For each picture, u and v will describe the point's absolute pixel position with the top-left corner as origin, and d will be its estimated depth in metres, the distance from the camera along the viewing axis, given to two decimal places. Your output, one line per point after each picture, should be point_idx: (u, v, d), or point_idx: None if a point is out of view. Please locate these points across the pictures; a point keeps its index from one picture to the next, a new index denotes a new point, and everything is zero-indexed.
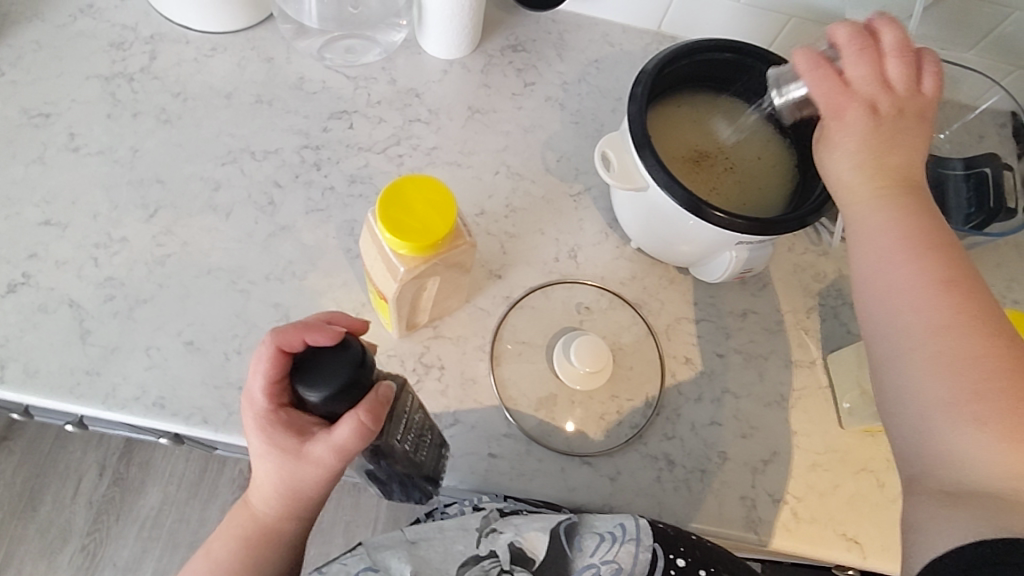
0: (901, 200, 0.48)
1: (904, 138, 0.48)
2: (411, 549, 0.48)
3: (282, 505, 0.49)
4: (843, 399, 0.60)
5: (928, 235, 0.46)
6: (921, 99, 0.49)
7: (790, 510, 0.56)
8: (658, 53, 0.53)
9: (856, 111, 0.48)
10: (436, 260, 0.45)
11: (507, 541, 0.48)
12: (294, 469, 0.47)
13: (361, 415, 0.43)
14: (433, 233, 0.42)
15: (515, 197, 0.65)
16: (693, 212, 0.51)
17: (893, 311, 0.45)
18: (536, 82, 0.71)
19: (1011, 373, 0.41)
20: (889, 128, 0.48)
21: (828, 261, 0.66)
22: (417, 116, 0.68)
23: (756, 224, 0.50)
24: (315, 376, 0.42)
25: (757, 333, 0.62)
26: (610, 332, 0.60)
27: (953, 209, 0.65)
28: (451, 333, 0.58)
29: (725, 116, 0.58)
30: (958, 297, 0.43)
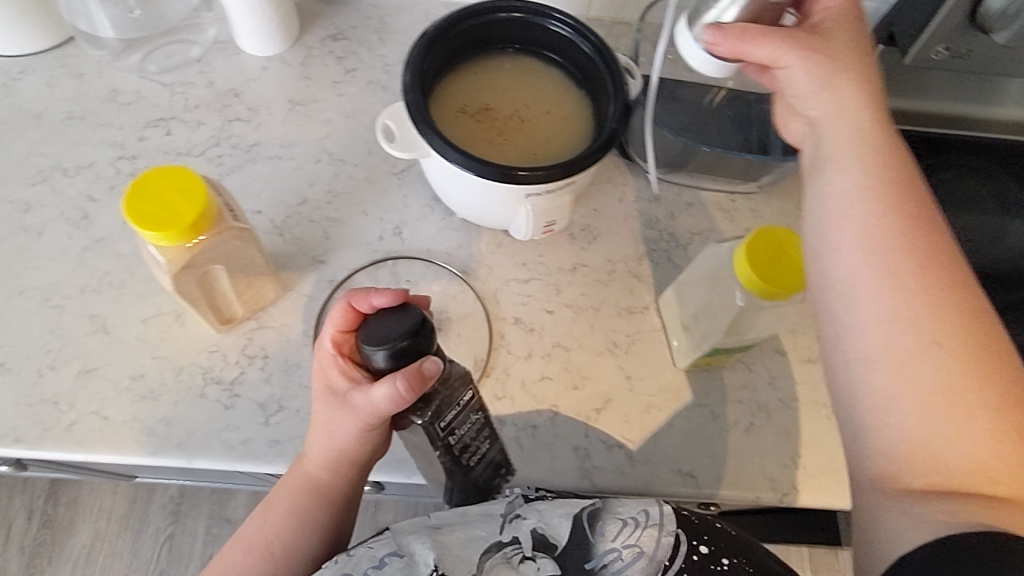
0: (877, 146, 0.43)
1: (861, 85, 0.45)
2: (434, 535, 0.40)
3: (328, 455, 0.47)
4: (672, 336, 0.61)
5: (899, 183, 0.42)
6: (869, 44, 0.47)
7: (626, 454, 0.57)
8: (425, 29, 0.53)
9: (847, 56, 0.45)
10: (199, 247, 0.45)
11: (529, 527, 0.40)
12: (337, 420, 0.45)
13: (398, 378, 0.39)
14: (182, 221, 0.42)
15: (337, 183, 0.66)
16: (489, 176, 0.51)
17: (850, 269, 0.41)
18: (357, 68, 0.72)
19: (975, 342, 0.37)
20: (866, 80, 0.45)
21: (657, 207, 0.68)
22: (236, 115, 0.68)
23: (553, 174, 0.51)
24: (376, 330, 0.39)
25: (587, 286, 0.63)
26: (437, 303, 0.61)
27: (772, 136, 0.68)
28: (275, 322, 0.59)
29: (514, 76, 0.59)
30: (918, 250, 0.39)
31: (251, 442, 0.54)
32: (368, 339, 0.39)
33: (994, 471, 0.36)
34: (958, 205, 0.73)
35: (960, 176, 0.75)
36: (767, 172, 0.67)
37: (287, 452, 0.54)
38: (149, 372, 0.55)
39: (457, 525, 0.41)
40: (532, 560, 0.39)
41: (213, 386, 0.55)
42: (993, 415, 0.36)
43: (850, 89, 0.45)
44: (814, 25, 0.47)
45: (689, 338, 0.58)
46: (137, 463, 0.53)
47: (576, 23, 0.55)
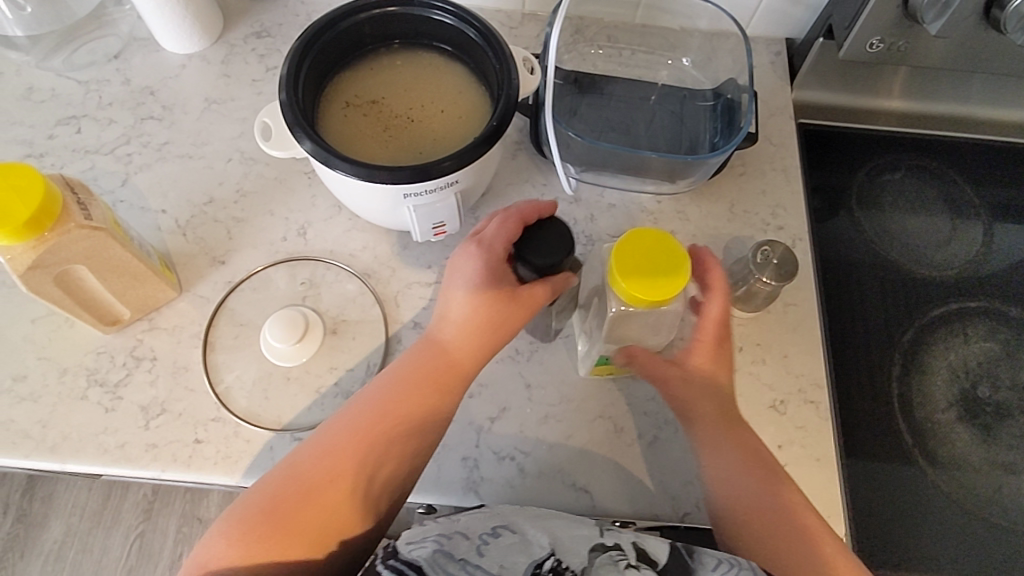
0: (732, 419, 0.51)
1: (718, 356, 0.52)
2: (541, 523, 0.44)
3: (470, 343, 0.48)
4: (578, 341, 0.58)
5: (750, 444, 0.50)
6: (723, 321, 0.52)
7: (517, 466, 0.54)
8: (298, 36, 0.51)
9: (718, 350, 0.52)
10: (43, 249, 0.43)
11: (629, 539, 0.43)
12: (494, 316, 0.47)
13: (553, 278, 0.47)
14: (15, 218, 0.41)
15: (247, 181, 0.64)
16: (366, 177, 0.49)
17: (754, 554, 0.46)
18: (279, 66, 0.71)
19: (811, 539, 0.46)
20: (724, 338, 0.53)
21: (578, 209, 0.65)
22: (149, 114, 0.67)
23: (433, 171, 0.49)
24: (542, 244, 0.46)
25: None
26: (334, 305, 0.59)
27: (702, 138, 0.66)
28: (166, 324, 0.57)
29: (407, 69, 0.57)
30: (773, 498, 0.48)
31: (127, 445, 0.53)
32: (534, 248, 0.46)
33: None
34: (903, 208, 0.71)
35: (908, 179, 0.72)
36: (690, 172, 0.64)
37: (162, 456, 0.53)
38: (33, 373, 0.54)
39: (561, 522, 0.44)
40: (636, 566, 0.41)
41: (96, 387, 0.55)
42: None
43: (713, 367, 0.52)
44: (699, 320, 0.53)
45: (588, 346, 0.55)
46: (13, 464, 0.52)
47: (457, 11, 0.52)
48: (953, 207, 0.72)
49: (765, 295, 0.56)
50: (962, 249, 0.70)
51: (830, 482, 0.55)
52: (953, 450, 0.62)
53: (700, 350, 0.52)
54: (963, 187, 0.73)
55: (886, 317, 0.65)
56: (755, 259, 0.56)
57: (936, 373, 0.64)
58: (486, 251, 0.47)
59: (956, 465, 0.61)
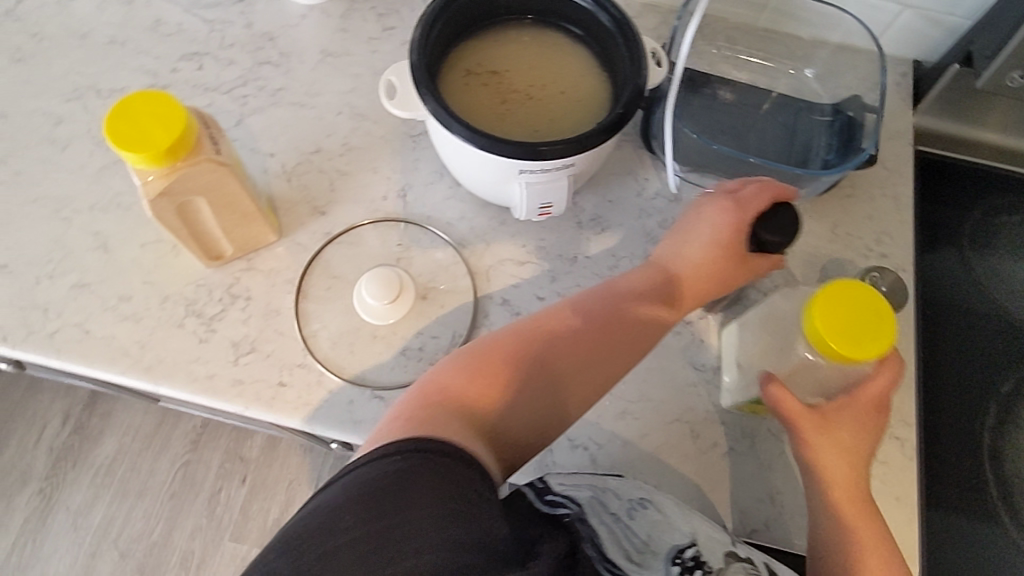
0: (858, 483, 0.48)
1: (860, 421, 0.48)
2: (682, 516, 0.46)
3: (709, 275, 0.55)
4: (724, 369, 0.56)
5: (868, 515, 0.47)
6: (883, 397, 0.49)
7: (589, 456, 0.54)
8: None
9: (868, 419, 0.48)
10: (174, 175, 0.45)
11: (759, 560, 0.45)
12: (718, 270, 0.55)
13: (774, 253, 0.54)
14: (156, 143, 0.42)
15: (354, 137, 0.65)
16: (487, 149, 0.49)
17: None
18: (396, 27, 0.71)
19: None
20: (875, 411, 0.49)
21: (676, 208, 0.64)
22: (267, 59, 0.68)
23: (551, 151, 0.48)
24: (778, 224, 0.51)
25: (585, 277, 0.61)
26: (427, 270, 0.59)
27: (814, 154, 0.63)
28: (264, 266, 0.59)
29: (532, 45, 0.57)
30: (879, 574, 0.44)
31: (215, 377, 0.55)
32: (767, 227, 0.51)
33: None
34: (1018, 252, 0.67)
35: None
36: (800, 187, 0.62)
37: (248, 393, 0.54)
38: (136, 295, 0.57)
39: (701, 523, 0.46)
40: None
41: (193, 317, 0.56)
42: None
43: (853, 433, 0.48)
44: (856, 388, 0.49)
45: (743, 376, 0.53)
46: (110, 378, 0.54)
47: None
48: None
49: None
50: None
51: (907, 524, 0.54)
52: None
53: (853, 414, 0.48)
54: None
55: (983, 366, 0.63)
56: (863, 282, 0.54)
57: None
58: (744, 211, 0.53)
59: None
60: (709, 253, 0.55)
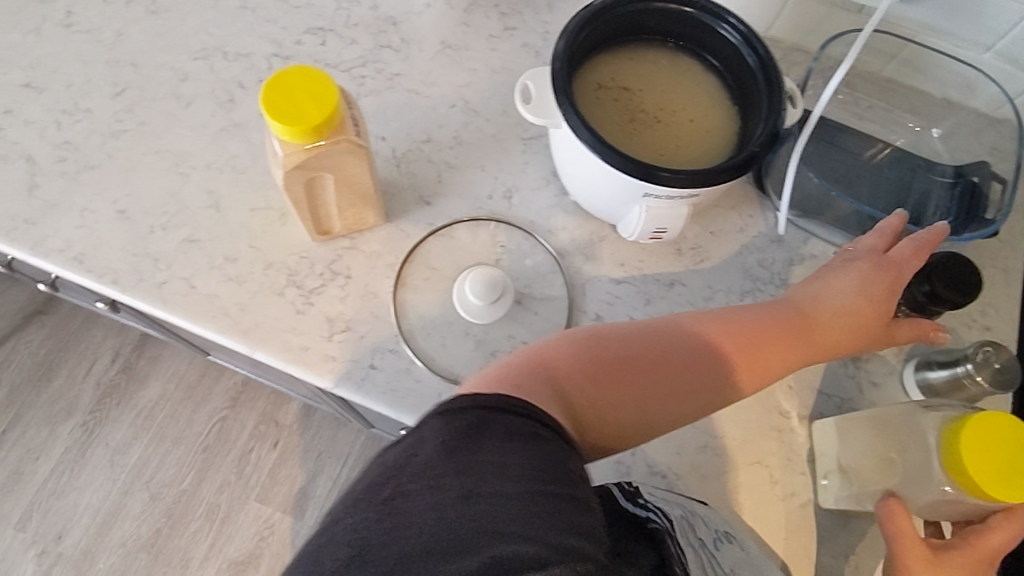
0: None
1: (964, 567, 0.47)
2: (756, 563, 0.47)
3: (847, 321, 0.52)
4: (821, 475, 0.55)
5: None
6: (997, 554, 0.47)
7: (666, 485, 0.55)
8: (586, 9, 0.51)
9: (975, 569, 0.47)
10: (314, 151, 0.45)
11: None
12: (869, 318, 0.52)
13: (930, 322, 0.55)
14: (308, 119, 0.43)
15: (465, 132, 0.65)
16: (616, 166, 0.49)
17: None
18: (516, 28, 0.71)
19: None
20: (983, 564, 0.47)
21: (778, 249, 0.63)
22: (389, 43, 0.69)
23: (681, 179, 0.48)
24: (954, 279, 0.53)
25: (679, 306, 0.60)
26: (525, 276, 0.60)
27: (929, 214, 0.62)
28: (366, 248, 0.59)
29: (667, 68, 0.57)
30: None
31: (310, 350, 0.55)
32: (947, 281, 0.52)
33: None
34: None
35: None
36: None
37: (339, 372, 0.55)
38: (242, 259, 0.58)
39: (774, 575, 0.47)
40: None
41: (293, 288, 0.57)
42: None
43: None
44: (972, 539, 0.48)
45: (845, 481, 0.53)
46: (210, 337, 0.56)
47: (746, 29, 0.51)
48: None
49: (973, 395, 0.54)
50: None
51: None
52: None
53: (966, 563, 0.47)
54: None
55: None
56: (974, 357, 0.53)
57: None
58: (898, 270, 0.53)
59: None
60: (851, 304, 0.52)
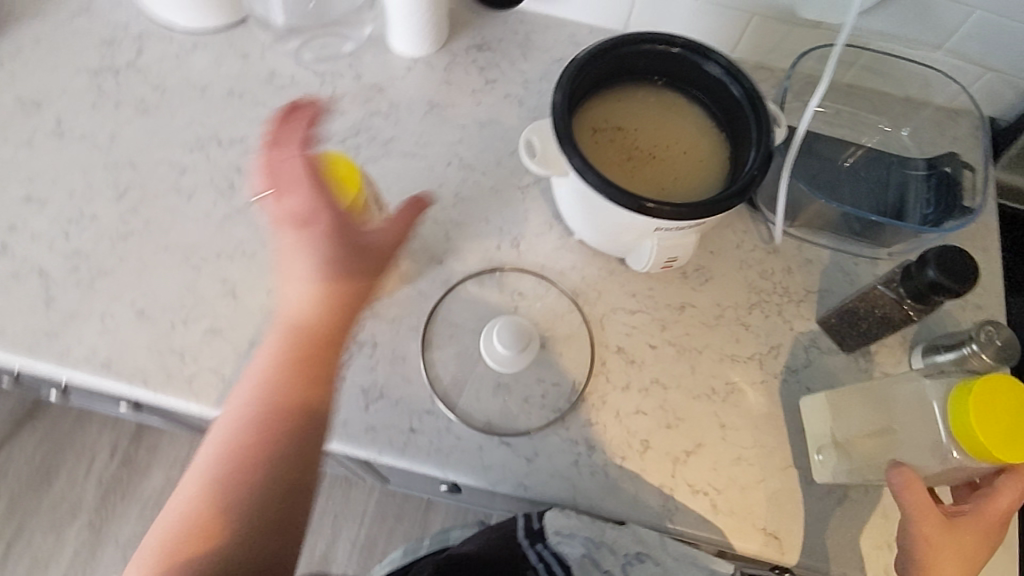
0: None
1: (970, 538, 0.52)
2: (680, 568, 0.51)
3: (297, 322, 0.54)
4: (815, 450, 0.58)
5: None
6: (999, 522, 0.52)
7: (710, 502, 0.56)
8: (578, 60, 0.54)
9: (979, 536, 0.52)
10: None
11: None
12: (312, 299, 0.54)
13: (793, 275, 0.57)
14: None
15: (464, 187, 0.67)
16: (625, 205, 0.51)
17: None
18: (496, 80, 0.73)
19: None
20: (986, 532, 0.52)
21: (776, 259, 0.66)
22: (377, 110, 0.71)
23: (689, 210, 0.51)
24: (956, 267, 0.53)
25: (694, 326, 0.63)
26: (544, 318, 0.61)
27: (912, 207, 0.66)
28: (387, 314, 0.61)
29: (656, 106, 0.60)
30: None
31: (348, 423, 0.56)
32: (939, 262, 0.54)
33: None
34: None
35: None
36: (900, 241, 0.64)
37: (380, 439, 0.56)
38: None
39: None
40: None
41: None
42: None
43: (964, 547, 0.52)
44: (975, 509, 0.52)
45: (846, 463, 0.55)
46: None
47: (729, 63, 0.56)
48: None
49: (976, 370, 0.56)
50: None
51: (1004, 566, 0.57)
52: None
53: (976, 522, 0.52)
54: None
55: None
56: (977, 337, 0.56)
57: None
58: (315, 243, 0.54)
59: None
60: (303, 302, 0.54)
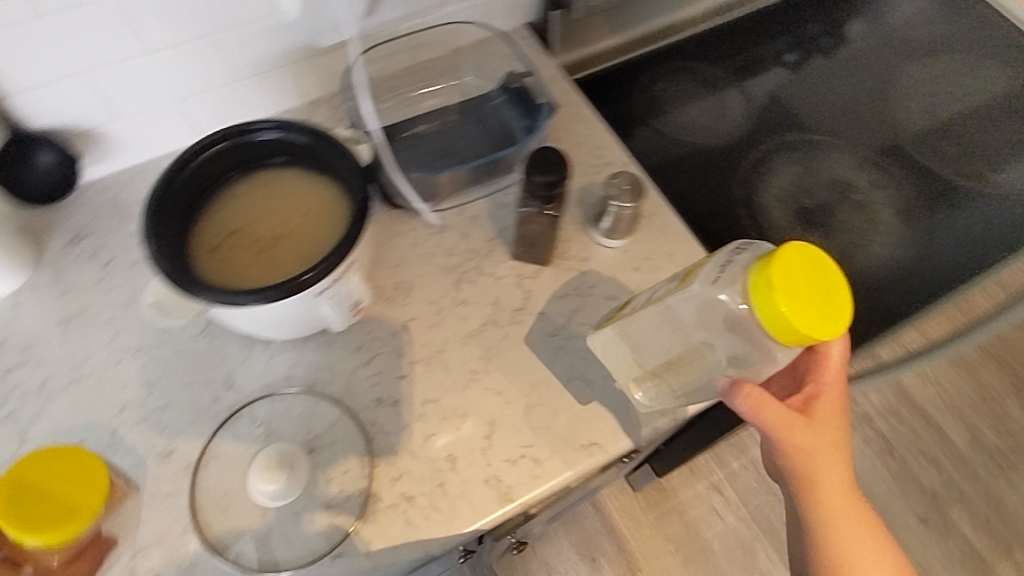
0: (839, 458, 0.55)
1: (828, 413, 0.56)
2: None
3: None
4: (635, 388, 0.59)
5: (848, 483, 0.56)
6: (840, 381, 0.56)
7: (532, 460, 0.59)
8: (146, 213, 0.54)
9: (831, 404, 0.56)
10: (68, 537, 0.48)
11: None
12: None
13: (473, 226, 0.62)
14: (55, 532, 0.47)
15: (147, 371, 0.63)
16: (275, 295, 0.52)
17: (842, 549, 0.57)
18: (113, 256, 0.69)
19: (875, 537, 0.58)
20: (835, 397, 0.56)
21: (451, 235, 0.71)
22: (10, 365, 0.64)
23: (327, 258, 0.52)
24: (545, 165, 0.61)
25: (425, 335, 0.65)
26: (299, 426, 0.60)
27: (514, 126, 0.74)
28: (152, 538, 0.56)
29: (253, 195, 0.61)
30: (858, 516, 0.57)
31: None
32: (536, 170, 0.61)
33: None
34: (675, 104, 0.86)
35: (665, 82, 0.88)
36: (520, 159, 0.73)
37: None
38: None
39: None
40: None
41: None
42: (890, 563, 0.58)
43: (830, 425, 0.55)
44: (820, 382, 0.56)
45: (657, 385, 0.57)
46: None
47: (275, 124, 0.59)
48: (710, 84, 0.88)
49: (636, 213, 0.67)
50: (737, 114, 0.87)
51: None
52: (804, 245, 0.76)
53: (829, 396, 0.56)
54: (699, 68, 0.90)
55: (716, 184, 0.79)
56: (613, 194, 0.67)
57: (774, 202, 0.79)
58: None
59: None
60: None
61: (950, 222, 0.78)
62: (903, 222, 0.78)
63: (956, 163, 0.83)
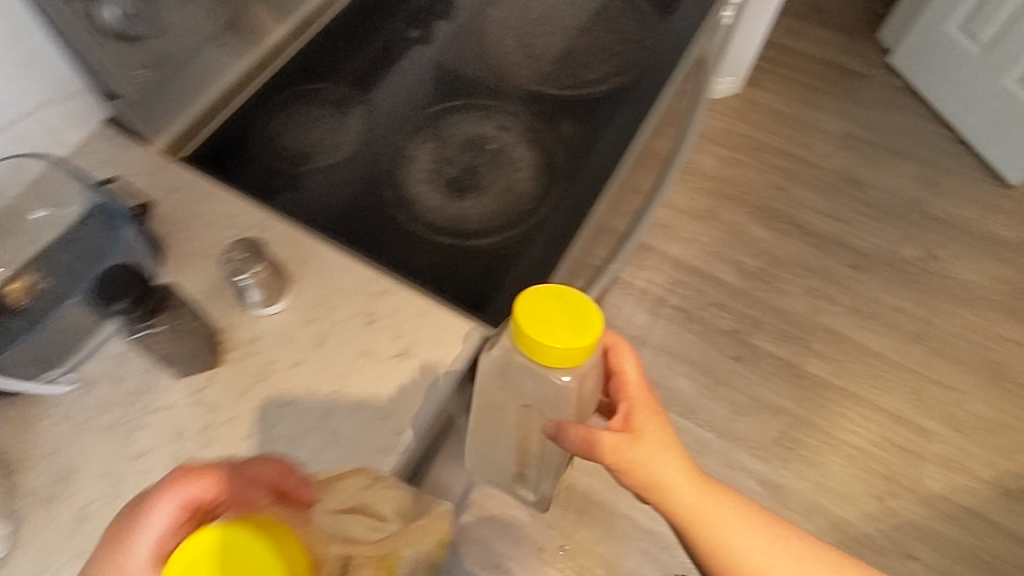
0: (669, 448, 0.60)
1: (643, 417, 0.61)
2: None
3: None
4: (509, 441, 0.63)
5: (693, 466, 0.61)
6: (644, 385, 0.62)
7: None
8: None
9: (640, 406, 0.61)
10: None
11: None
12: None
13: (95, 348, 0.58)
14: None
15: None
16: None
17: (721, 528, 0.61)
18: None
19: (743, 507, 0.62)
20: (646, 401, 0.62)
21: (100, 387, 0.62)
22: None
23: None
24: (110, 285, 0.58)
25: (110, 512, 0.56)
26: None
27: (95, 234, 0.64)
28: None
29: None
30: (707, 488, 0.61)
31: None
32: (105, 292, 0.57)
33: (782, 550, 0.62)
34: (293, 132, 0.83)
35: (276, 116, 0.85)
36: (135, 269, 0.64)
37: None
38: None
39: None
40: None
41: None
42: (762, 523, 0.63)
43: (648, 424, 0.60)
44: (628, 391, 0.62)
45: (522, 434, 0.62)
46: None
47: None
48: (323, 101, 0.87)
49: (271, 270, 0.64)
50: (354, 117, 0.85)
51: (425, 314, 0.65)
52: (462, 211, 0.75)
53: (639, 410, 0.61)
54: (304, 91, 0.87)
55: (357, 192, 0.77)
56: (234, 262, 0.63)
57: (416, 185, 0.78)
58: None
59: (484, 228, 0.74)
60: None
61: (577, 135, 0.82)
62: (535, 152, 0.81)
63: (560, 80, 0.88)
